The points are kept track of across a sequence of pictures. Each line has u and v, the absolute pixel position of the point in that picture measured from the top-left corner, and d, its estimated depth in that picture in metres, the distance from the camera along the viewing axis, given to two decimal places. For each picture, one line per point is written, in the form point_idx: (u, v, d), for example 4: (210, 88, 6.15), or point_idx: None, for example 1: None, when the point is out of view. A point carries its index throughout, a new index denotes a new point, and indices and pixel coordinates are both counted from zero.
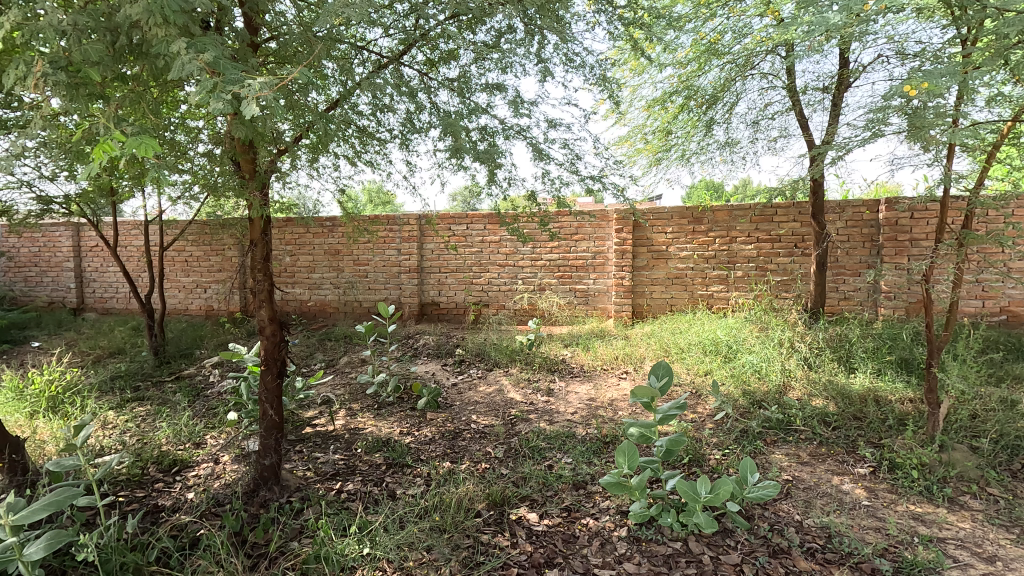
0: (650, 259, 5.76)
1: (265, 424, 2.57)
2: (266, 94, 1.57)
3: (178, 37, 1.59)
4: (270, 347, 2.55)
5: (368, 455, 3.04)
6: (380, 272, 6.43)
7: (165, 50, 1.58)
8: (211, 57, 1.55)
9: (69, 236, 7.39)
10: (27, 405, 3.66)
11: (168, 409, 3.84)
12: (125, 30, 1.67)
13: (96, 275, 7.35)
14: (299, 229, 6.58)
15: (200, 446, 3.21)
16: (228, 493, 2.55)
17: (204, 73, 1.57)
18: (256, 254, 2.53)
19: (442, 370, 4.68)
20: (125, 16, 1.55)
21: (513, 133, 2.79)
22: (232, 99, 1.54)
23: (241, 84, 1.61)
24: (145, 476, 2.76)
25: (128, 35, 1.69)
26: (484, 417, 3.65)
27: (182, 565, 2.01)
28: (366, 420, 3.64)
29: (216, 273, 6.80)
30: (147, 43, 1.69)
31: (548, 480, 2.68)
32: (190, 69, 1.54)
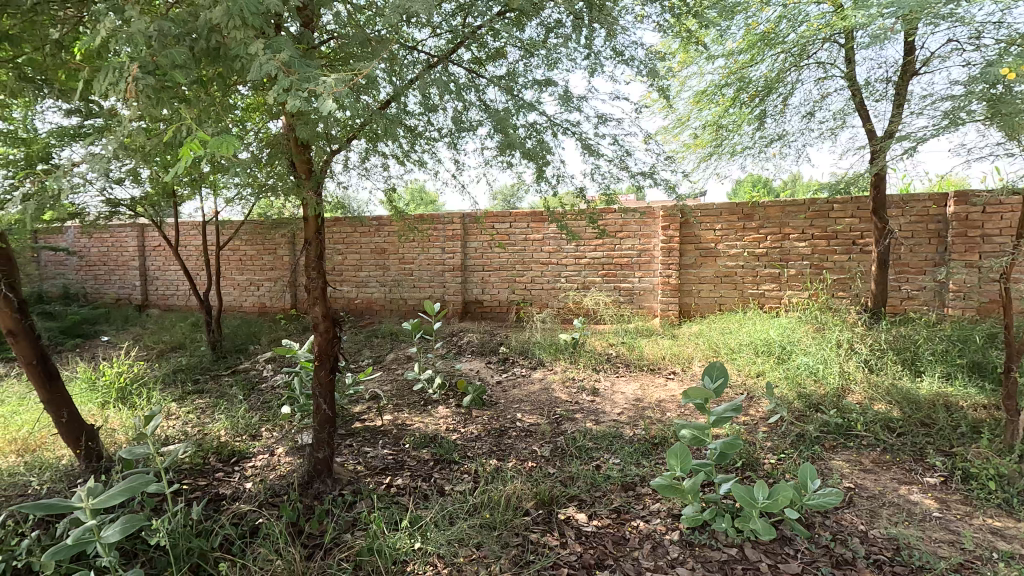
0: (699, 257, 5.60)
1: (318, 418, 2.61)
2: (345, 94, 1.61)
3: (255, 39, 1.64)
4: (323, 343, 2.59)
5: (416, 451, 3.09)
6: (425, 270, 6.52)
7: (243, 52, 1.63)
8: (286, 57, 1.60)
9: (134, 236, 7.79)
10: (98, 396, 3.89)
11: (226, 402, 4.01)
12: (205, 35, 1.73)
13: (158, 274, 7.73)
14: (347, 228, 6.75)
15: (257, 438, 3.33)
16: (284, 484, 2.63)
17: (279, 72, 1.62)
18: (310, 253, 2.56)
19: (486, 367, 4.71)
20: (206, 21, 1.62)
21: (562, 129, 2.76)
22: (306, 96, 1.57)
23: (314, 81, 1.65)
24: (206, 465, 2.88)
25: (207, 39, 1.75)
26: (530, 416, 3.63)
27: (243, 553, 2.08)
28: (413, 416, 3.69)
29: (269, 271, 7.04)
30: (225, 46, 1.75)
31: (597, 481, 2.65)
32: (267, 69, 1.59)
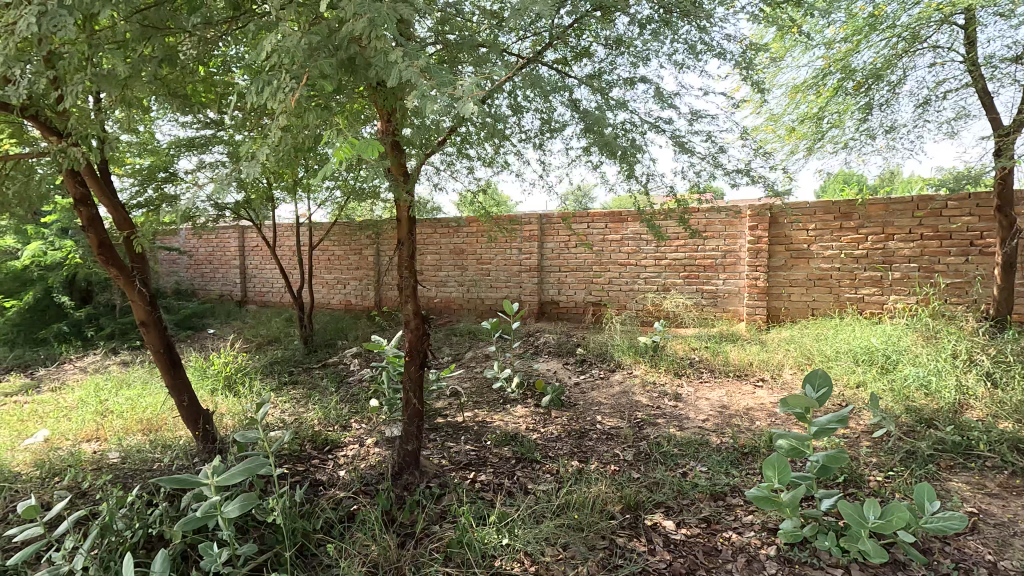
0: (789, 258, 5.30)
1: (409, 412, 2.70)
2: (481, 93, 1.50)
3: (395, 47, 1.47)
4: (414, 339, 2.68)
5: (498, 448, 3.13)
6: (502, 270, 6.60)
7: (384, 61, 1.47)
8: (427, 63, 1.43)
9: (236, 237, 8.44)
10: (208, 383, 4.25)
11: (318, 394, 4.25)
12: (345, 44, 1.57)
13: (256, 272, 8.33)
14: (428, 229, 6.98)
15: (347, 428, 3.51)
16: (375, 473, 2.76)
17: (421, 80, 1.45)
18: (402, 253, 2.65)
19: (564, 368, 4.70)
20: (349, 29, 1.45)
21: (654, 127, 2.70)
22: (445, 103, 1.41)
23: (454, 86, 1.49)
24: (304, 451, 3.07)
25: (348, 49, 1.59)
26: (610, 419, 3.59)
27: (342, 536, 2.20)
28: (493, 414, 3.75)
29: (354, 270, 7.39)
30: (366, 56, 1.59)
31: (684, 488, 2.58)
32: (410, 79, 1.43)
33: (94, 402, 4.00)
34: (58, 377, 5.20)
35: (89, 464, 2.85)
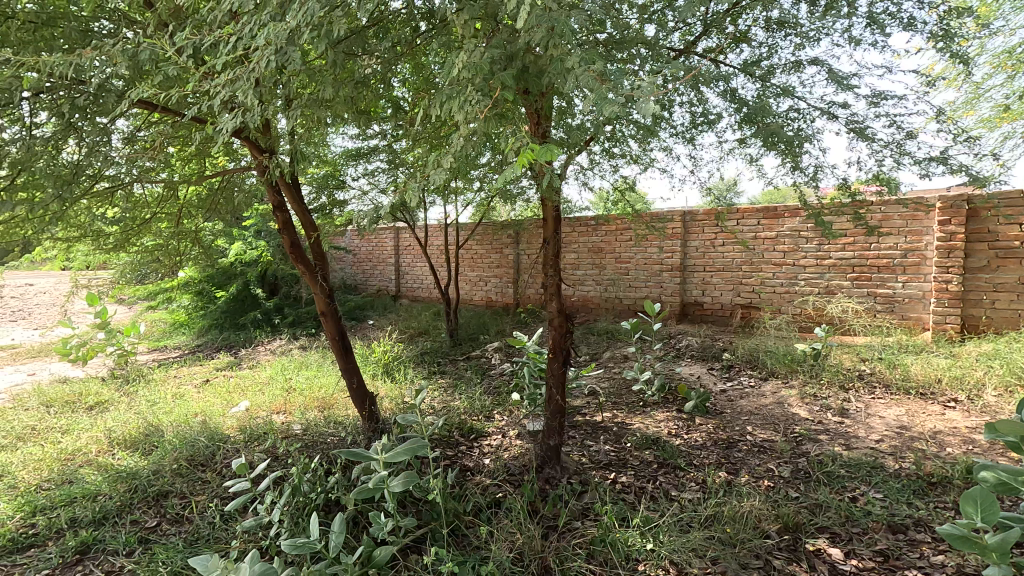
0: (994, 258, 4.47)
1: (551, 407, 2.75)
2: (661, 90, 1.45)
3: (571, 54, 1.47)
4: (558, 337, 2.71)
5: (639, 451, 3.07)
6: (642, 270, 6.44)
7: (560, 69, 1.49)
8: (603, 66, 1.40)
9: (392, 237, 9.27)
10: (370, 369, 4.73)
11: (464, 384, 4.51)
12: (520, 56, 1.64)
13: (408, 269, 9.07)
14: (567, 228, 7.05)
15: (491, 419, 3.68)
16: (518, 464, 2.86)
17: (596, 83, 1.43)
18: (548, 252, 2.71)
19: (709, 374, 4.45)
20: (529, 41, 1.50)
21: (825, 113, 2.47)
22: (624, 102, 1.38)
23: (630, 89, 1.44)
24: (453, 437, 3.29)
25: (523, 61, 1.65)
26: (762, 431, 3.33)
27: (490, 521, 2.32)
28: (632, 416, 3.68)
29: (495, 268, 7.70)
30: (542, 66, 1.63)
31: (853, 514, 2.31)
32: (584, 83, 1.41)
33: (282, 380, 4.65)
34: (254, 357, 6.14)
35: (280, 433, 3.33)
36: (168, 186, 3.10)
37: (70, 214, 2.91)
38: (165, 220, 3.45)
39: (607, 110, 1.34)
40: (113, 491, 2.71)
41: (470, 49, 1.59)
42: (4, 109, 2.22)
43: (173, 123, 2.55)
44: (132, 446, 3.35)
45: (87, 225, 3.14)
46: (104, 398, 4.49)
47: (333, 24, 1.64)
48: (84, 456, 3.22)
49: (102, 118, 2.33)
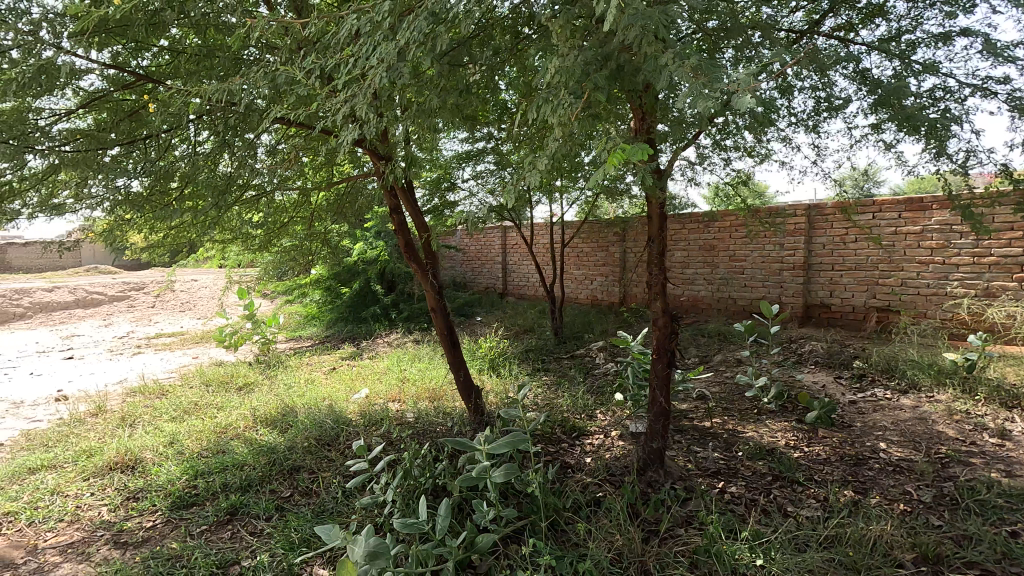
0: None
1: (654, 409, 2.67)
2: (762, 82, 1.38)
3: (665, 49, 1.43)
4: (662, 337, 2.64)
5: (751, 461, 2.89)
6: (759, 268, 6.03)
7: (654, 66, 1.46)
8: (698, 59, 1.36)
9: (499, 236, 9.51)
10: (476, 364, 4.91)
11: (567, 382, 4.53)
12: (615, 54, 1.62)
13: (515, 267, 9.26)
14: (677, 225, 6.79)
15: (593, 417, 3.66)
16: (620, 465, 2.82)
17: (692, 78, 1.38)
18: (652, 250, 2.64)
19: (835, 383, 4.06)
20: (621, 40, 1.48)
21: (981, 91, 2.17)
22: (722, 97, 1.32)
23: (727, 79, 1.38)
24: (555, 434, 3.32)
25: (618, 59, 1.64)
26: (899, 449, 2.98)
27: (589, 520, 2.32)
28: (745, 424, 3.47)
29: (601, 266, 7.62)
30: (637, 64, 1.60)
31: (1012, 551, 2.00)
32: (678, 77, 1.37)
33: (397, 371, 4.99)
34: (373, 349, 6.63)
35: (394, 420, 3.58)
36: (302, 193, 3.46)
37: (225, 219, 3.35)
38: (299, 223, 3.85)
39: (705, 105, 1.29)
40: (256, 462, 3.09)
41: (564, 52, 1.61)
42: (176, 132, 2.61)
43: (306, 136, 2.84)
44: (272, 424, 3.79)
45: (237, 229, 3.60)
46: (250, 381, 5.11)
47: (439, 38, 1.74)
48: (234, 430, 3.70)
49: (249, 135, 2.66)
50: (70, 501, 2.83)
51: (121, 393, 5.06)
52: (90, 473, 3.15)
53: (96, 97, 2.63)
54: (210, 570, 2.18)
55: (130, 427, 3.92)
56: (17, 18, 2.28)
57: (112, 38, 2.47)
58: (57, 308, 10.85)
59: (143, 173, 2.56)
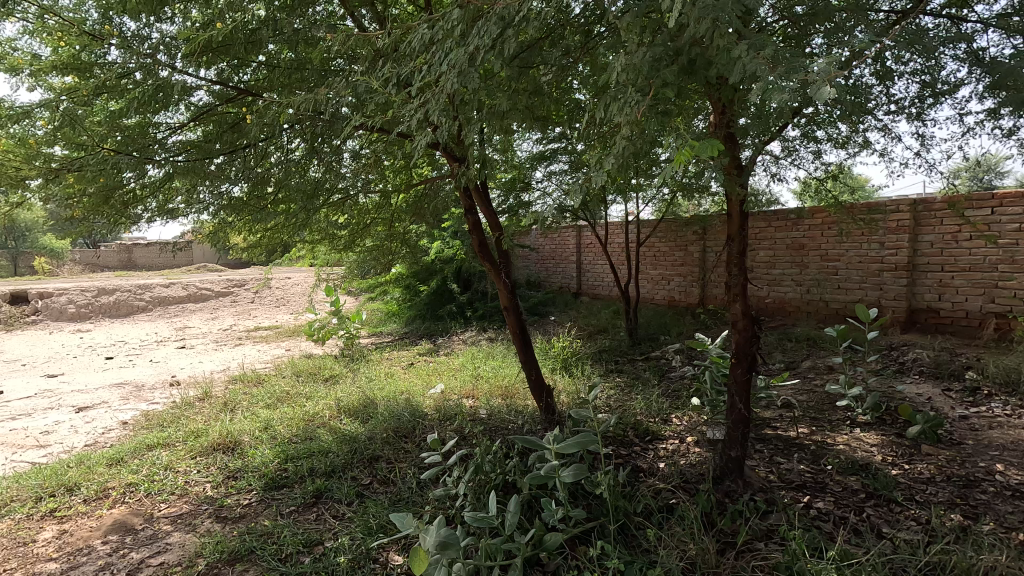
0: None
1: (733, 417, 2.55)
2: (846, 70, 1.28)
3: (738, 41, 1.37)
4: (741, 341, 2.51)
5: (841, 476, 2.69)
6: (855, 269, 5.59)
7: (725, 60, 1.41)
8: (775, 49, 1.29)
9: (574, 235, 9.47)
10: (549, 363, 4.91)
11: (641, 385, 4.43)
12: (687, 49, 1.57)
13: (590, 266, 9.17)
14: (762, 223, 6.45)
15: (668, 422, 3.56)
16: (695, 472, 2.73)
17: (768, 69, 1.31)
18: (732, 249, 2.53)
19: (944, 396, 3.69)
20: (690, 35, 1.44)
21: None
22: (800, 89, 1.25)
23: (808, 69, 1.30)
24: (627, 436, 3.27)
25: (689, 54, 1.59)
26: (1020, 472, 2.66)
27: (661, 526, 2.27)
28: (836, 436, 3.23)
29: (679, 266, 7.37)
30: (710, 58, 1.55)
31: None
32: (751, 69, 1.31)
33: (472, 368, 5.10)
34: (449, 346, 6.82)
35: (468, 416, 3.67)
36: (383, 195, 3.62)
37: (314, 221, 3.58)
38: (380, 224, 4.03)
39: (779, 98, 1.22)
40: (339, 450, 3.28)
41: (633, 50, 1.58)
42: (271, 141, 2.82)
43: (387, 141, 2.97)
44: (355, 414, 4.00)
45: (325, 230, 3.83)
46: (336, 373, 5.42)
47: (509, 41, 1.77)
48: (321, 419, 3.95)
49: (335, 142, 2.82)
50: (180, 476, 3.14)
51: (225, 381, 5.54)
52: (197, 452, 3.48)
53: (204, 111, 2.90)
54: (297, 548, 2.34)
55: (231, 412, 4.28)
56: (139, 44, 2.55)
57: (217, 57, 2.70)
58: (172, 301, 12.04)
59: (243, 179, 2.80)
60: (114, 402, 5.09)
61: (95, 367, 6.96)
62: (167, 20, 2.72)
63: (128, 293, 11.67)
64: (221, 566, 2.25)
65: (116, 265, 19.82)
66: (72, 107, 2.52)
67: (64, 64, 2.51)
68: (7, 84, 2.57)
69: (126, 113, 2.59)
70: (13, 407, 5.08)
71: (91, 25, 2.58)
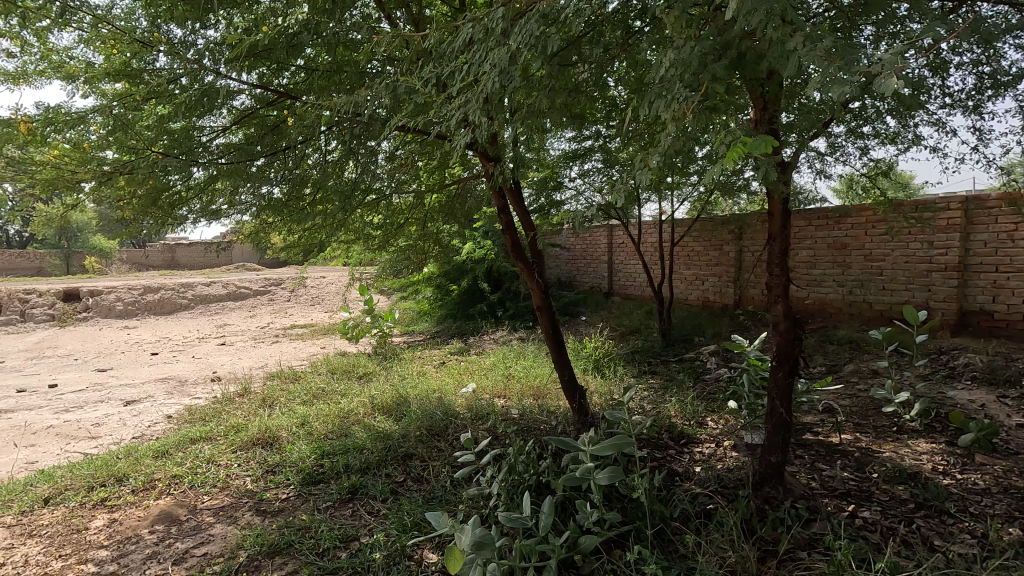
0: None
1: (774, 421, 2.47)
2: (909, 62, 1.23)
3: (793, 33, 1.33)
4: (783, 343, 2.43)
5: (888, 484, 2.59)
6: (902, 269, 5.37)
7: (781, 53, 1.37)
8: (833, 40, 1.24)
9: (605, 235, 9.40)
10: (581, 364, 4.88)
11: (675, 387, 4.35)
12: (736, 43, 1.53)
13: (622, 266, 9.08)
14: (802, 222, 6.26)
15: (703, 425, 3.48)
16: (733, 477, 2.66)
17: (825, 61, 1.27)
18: (773, 249, 2.44)
19: (999, 403, 3.51)
20: (742, 27, 1.40)
21: None
22: (863, 81, 1.20)
23: (869, 62, 1.25)
24: (661, 439, 3.21)
25: (738, 49, 1.55)
26: None
27: (699, 532, 2.22)
28: (882, 443, 3.11)
29: (714, 266, 7.22)
30: (761, 52, 1.50)
31: None
32: (808, 63, 1.27)
33: (503, 368, 5.10)
34: (481, 345, 6.85)
35: (500, 415, 3.67)
36: (416, 195, 3.66)
37: (349, 221, 3.64)
38: (414, 224, 4.06)
39: (840, 91, 1.17)
40: (374, 447, 3.32)
41: (680, 45, 1.55)
42: (310, 143, 2.88)
43: (422, 142, 3.00)
44: (388, 412, 4.05)
45: (360, 230, 3.89)
46: (369, 371, 5.50)
47: (549, 39, 1.76)
48: (355, 416, 4.01)
49: (371, 143, 2.85)
50: (222, 470, 3.23)
51: (263, 377, 5.68)
52: (237, 447, 3.57)
53: (246, 114, 2.97)
54: (333, 543, 2.38)
55: (269, 407, 4.39)
56: (186, 50, 2.63)
57: (259, 61, 2.76)
58: (212, 300, 12.43)
59: (282, 181, 2.85)
60: (159, 396, 5.27)
61: (141, 362, 7.23)
62: (211, 26, 2.79)
63: (172, 291, 12.11)
64: (261, 559, 2.31)
65: (160, 265, 20.58)
66: (123, 113, 2.62)
67: (116, 71, 2.60)
68: (63, 91, 2.69)
69: (174, 117, 2.67)
70: (67, 399, 5.32)
71: (140, 33, 2.68)
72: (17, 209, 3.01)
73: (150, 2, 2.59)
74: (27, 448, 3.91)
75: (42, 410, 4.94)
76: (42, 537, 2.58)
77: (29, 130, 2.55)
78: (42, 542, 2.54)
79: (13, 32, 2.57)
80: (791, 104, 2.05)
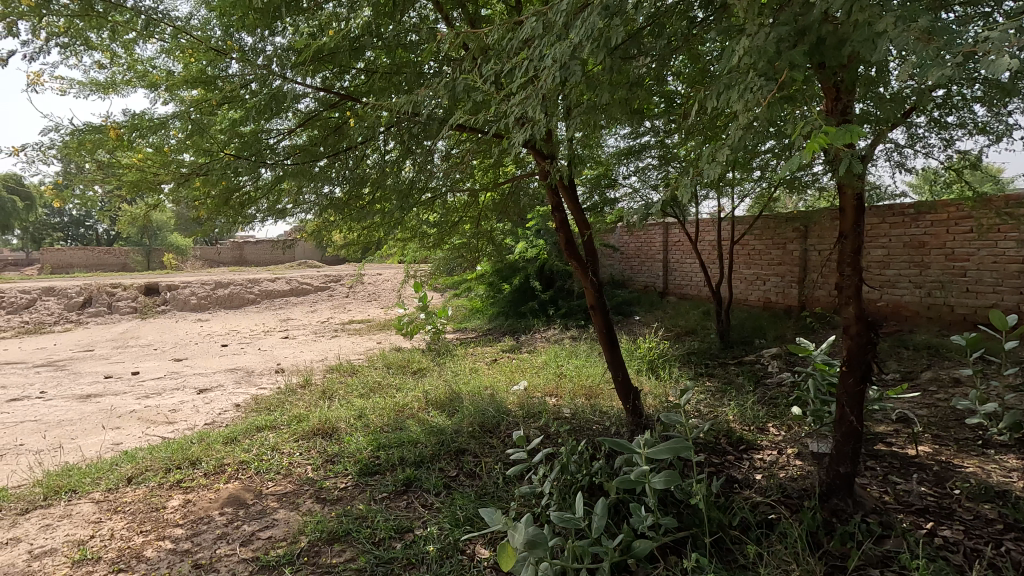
0: None
1: (843, 429, 2.33)
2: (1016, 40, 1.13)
3: (883, 14, 1.24)
4: (854, 347, 2.28)
5: (972, 502, 2.40)
6: (988, 271, 4.97)
7: (868, 36, 1.28)
8: (929, 20, 1.16)
9: (661, 233, 9.20)
10: (635, 364, 4.79)
11: (734, 390, 4.20)
12: (815, 28, 1.45)
13: (677, 265, 8.86)
14: (875, 219, 5.89)
15: (764, 431, 3.34)
16: (797, 487, 2.54)
17: (919, 44, 1.18)
18: (844, 248, 2.30)
19: None
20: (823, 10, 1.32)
21: None
22: (960, 63, 1.11)
23: (970, 42, 1.15)
24: (719, 444, 3.11)
25: (818, 34, 1.46)
26: None
27: (761, 542, 2.13)
28: (965, 457, 2.88)
29: (776, 265, 6.92)
30: (843, 35, 1.41)
31: None
32: (899, 46, 1.18)
33: (555, 367, 5.08)
34: (532, 343, 6.85)
35: (552, 414, 3.66)
36: (471, 194, 3.70)
37: (406, 220, 3.72)
38: (468, 223, 4.11)
39: (937, 74, 1.09)
40: (428, 441, 3.38)
41: (753, 32, 1.48)
42: (370, 143, 2.96)
43: (477, 140, 3.02)
44: (441, 407, 4.12)
45: (416, 228, 3.97)
46: (423, 367, 5.61)
47: (612, 31, 1.72)
48: (410, 410, 4.10)
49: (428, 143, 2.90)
50: (285, 458, 3.38)
51: (324, 370, 5.91)
52: (299, 436, 3.73)
53: (310, 117, 3.07)
54: (389, 533, 2.44)
55: (329, 399, 4.55)
56: (255, 56, 2.77)
57: (323, 65, 2.85)
58: (277, 295, 13.04)
59: (343, 180, 3.01)
60: (229, 386, 5.58)
61: (213, 353, 7.68)
62: (279, 33, 2.91)
63: (240, 286, 12.80)
64: (321, 545, 2.40)
65: (230, 261, 21.79)
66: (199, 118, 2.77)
67: (194, 78, 2.76)
68: (146, 98, 2.88)
69: (245, 121, 2.79)
70: (148, 386, 5.72)
71: (215, 42, 2.82)
72: (106, 210, 3.25)
73: (223, 13, 2.73)
74: (113, 430, 4.23)
75: (126, 395, 5.33)
76: (126, 514, 2.79)
77: (118, 136, 2.75)
78: (126, 518, 2.73)
79: (104, 45, 2.78)
80: (868, 94, 1.93)
